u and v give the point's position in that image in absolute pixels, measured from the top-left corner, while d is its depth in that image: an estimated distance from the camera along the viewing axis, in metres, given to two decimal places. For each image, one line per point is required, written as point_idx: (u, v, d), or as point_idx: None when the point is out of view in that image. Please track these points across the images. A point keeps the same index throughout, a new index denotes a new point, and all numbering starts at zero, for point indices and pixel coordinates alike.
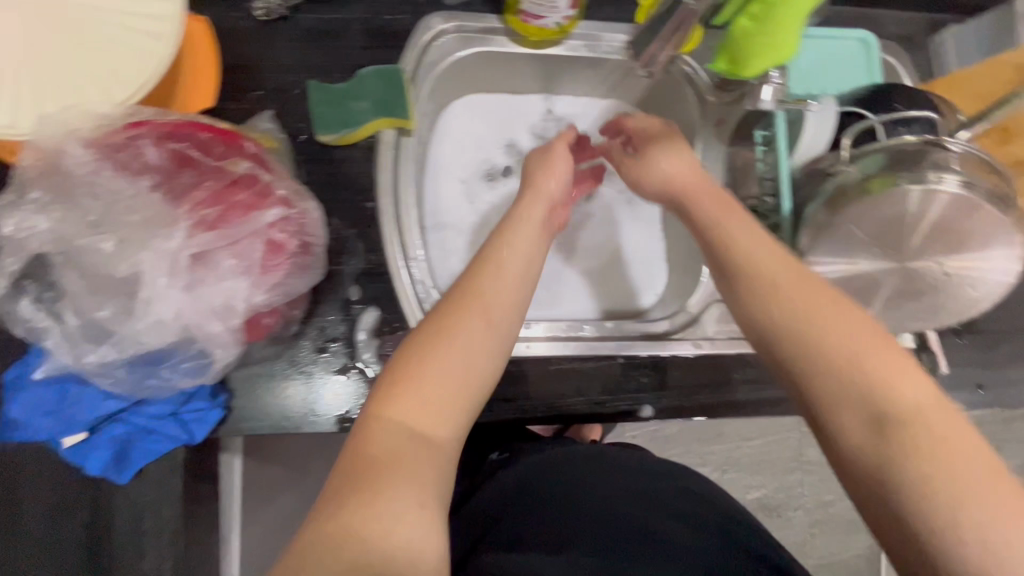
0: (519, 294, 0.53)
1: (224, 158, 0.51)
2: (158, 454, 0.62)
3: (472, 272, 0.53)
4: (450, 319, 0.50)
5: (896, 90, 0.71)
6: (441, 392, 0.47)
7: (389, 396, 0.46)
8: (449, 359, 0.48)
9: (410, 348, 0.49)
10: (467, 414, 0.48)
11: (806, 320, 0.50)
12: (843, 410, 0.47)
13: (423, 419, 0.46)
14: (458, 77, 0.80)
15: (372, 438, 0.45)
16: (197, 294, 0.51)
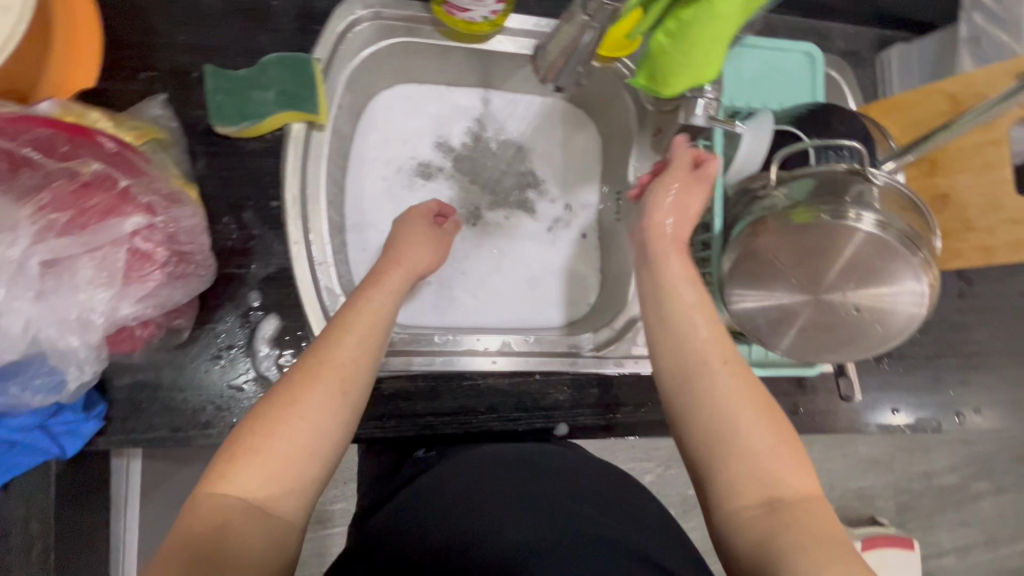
0: (371, 364, 0.51)
1: (70, 158, 0.45)
2: (25, 467, 0.57)
3: (329, 336, 0.51)
4: (299, 387, 0.47)
5: (835, 111, 0.68)
6: (283, 464, 0.45)
7: (224, 468, 0.44)
8: (294, 431, 0.45)
9: (256, 410, 0.46)
10: (304, 493, 0.46)
11: (740, 443, 0.46)
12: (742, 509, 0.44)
13: (264, 491, 0.44)
14: (382, 67, 0.74)
15: (203, 509, 0.42)
16: (51, 305, 0.46)
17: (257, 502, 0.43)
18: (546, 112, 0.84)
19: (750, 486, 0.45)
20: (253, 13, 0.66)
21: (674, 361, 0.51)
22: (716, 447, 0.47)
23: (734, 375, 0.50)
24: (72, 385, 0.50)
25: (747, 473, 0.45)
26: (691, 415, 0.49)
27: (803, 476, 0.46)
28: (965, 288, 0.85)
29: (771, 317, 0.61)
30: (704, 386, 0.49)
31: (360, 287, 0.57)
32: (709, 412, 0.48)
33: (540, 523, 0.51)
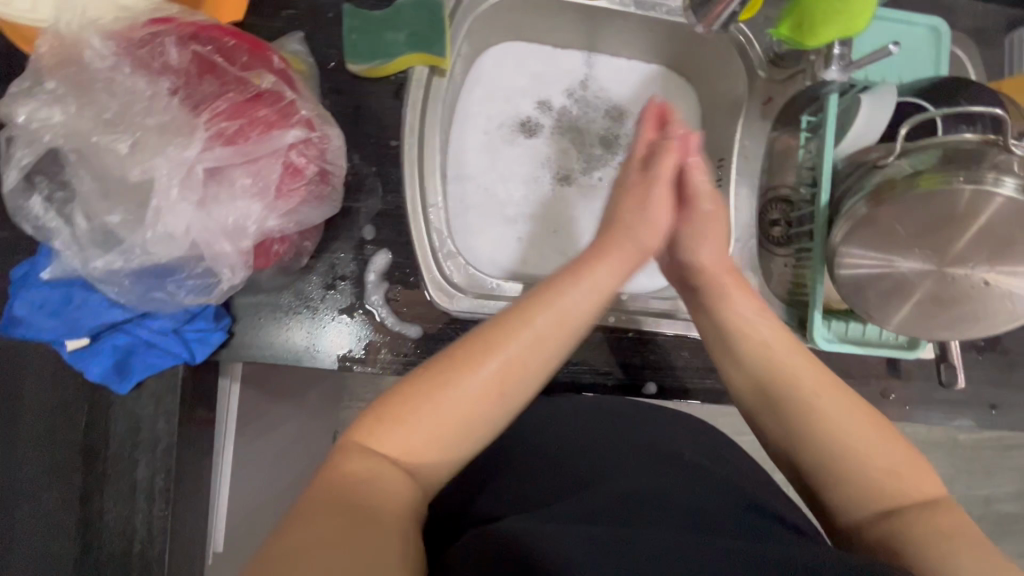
0: (547, 354, 0.49)
1: (248, 68, 0.50)
2: (158, 369, 0.62)
3: (511, 316, 0.50)
4: (465, 359, 0.47)
5: (964, 86, 0.65)
6: (433, 431, 0.45)
7: (383, 423, 0.45)
8: (452, 401, 0.46)
9: (413, 379, 0.47)
10: (437, 471, 0.46)
11: (850, 450, 0.47)
12: (851, 505, 0.46)
13: (413, 451, 0.44)
14: (497, 21, 0.76)
15: (352, 456, 0.43)
16: (211, 211, 0.50)
17: (395, 460, 0.44)
18: (648, 80, 0.84)
19: (867, 495, 0.46)
20: None
21: (767, 396, 0.53)
22: (823, 454, 0.48)
23: (830, 390, 0.50)
24: (222, 286, 0.53)
25: (858, 476, 0.47)
26: (800, 423, 0.50)
27: (919, 483, 0.46)
28: None
29: (887, 286, 0.60)
30: (798, 405, 0.50)
31: (553, 277, 0.53)
32: (809, 427, 0.49)
33: (660, 496, 0.45)
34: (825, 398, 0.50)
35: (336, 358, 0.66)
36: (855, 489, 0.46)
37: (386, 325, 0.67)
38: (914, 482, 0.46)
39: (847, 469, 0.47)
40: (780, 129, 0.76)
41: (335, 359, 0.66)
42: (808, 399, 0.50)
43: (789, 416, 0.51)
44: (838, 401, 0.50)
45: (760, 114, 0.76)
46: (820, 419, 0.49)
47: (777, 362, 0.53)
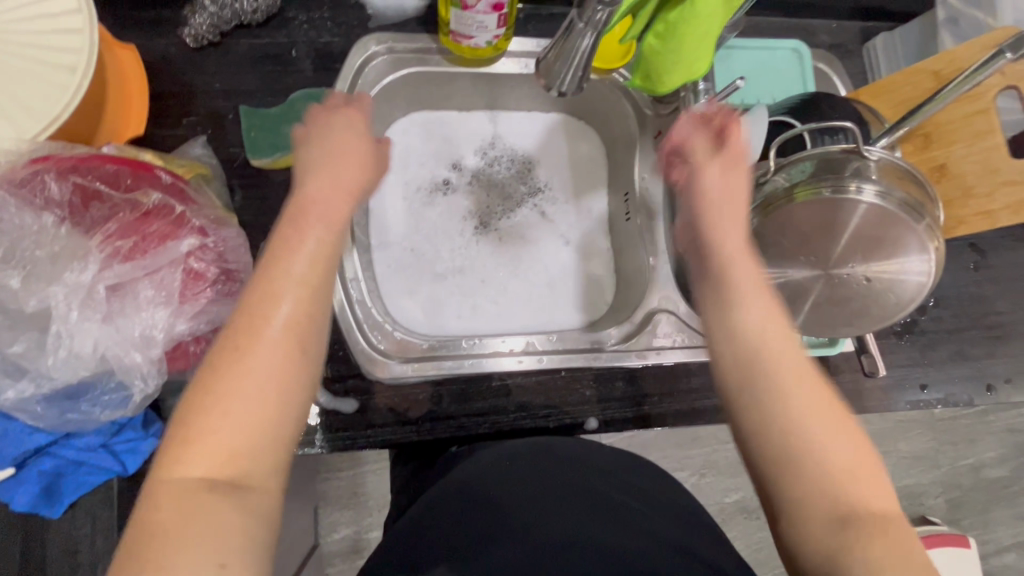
0: (314, 314, 0.44)
1: (134, 189, 0.52)
2: (91, 486, 0.61)
3: (258, 281, 0.44)
4: (230, 357, 0.41)
5: (826, 99, 0.71)
6: (239, 440, 0.40)
7: (176, 454, 0.38)
8: (239, 403, 0.40)
9: (200, 388, 0.40)
10: (279, 457, 0.41)
11: (794, 427, 0.44)
12: (807, 511, 0.42)
13: (223, 467, 0.39)
14: (394, 98, 0.80)
15: (161, 498, 0.37)
16: (116, 326, 0.51)
17: (223, 478, 0.39)
18: (552, 127, 0.89)
19: (830, 509, 0.42)
20: (278, 58, 0.73)
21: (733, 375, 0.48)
22: (773, 428, 0.45)
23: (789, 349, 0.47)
24: (137, 397, 0.53)
25: (827, 488, 0.42)
26: (751, 397, 0.46)
27: (870, 492, 0.42)
28: (980, 260, 0.86)
29: (786, 294, 0.63)
30: (760, 384, 0.46)
31: (287, 222, 0.47)
32: (767, 402, 0.45)
33: (569, 543, 0.51)
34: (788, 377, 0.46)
35: None
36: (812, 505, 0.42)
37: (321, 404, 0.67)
38: (857, 476, 0.43)
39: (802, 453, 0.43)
40: None
41: None
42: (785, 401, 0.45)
43: (754, 395, 0.46)
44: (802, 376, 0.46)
45: (653, 146, 0.81)
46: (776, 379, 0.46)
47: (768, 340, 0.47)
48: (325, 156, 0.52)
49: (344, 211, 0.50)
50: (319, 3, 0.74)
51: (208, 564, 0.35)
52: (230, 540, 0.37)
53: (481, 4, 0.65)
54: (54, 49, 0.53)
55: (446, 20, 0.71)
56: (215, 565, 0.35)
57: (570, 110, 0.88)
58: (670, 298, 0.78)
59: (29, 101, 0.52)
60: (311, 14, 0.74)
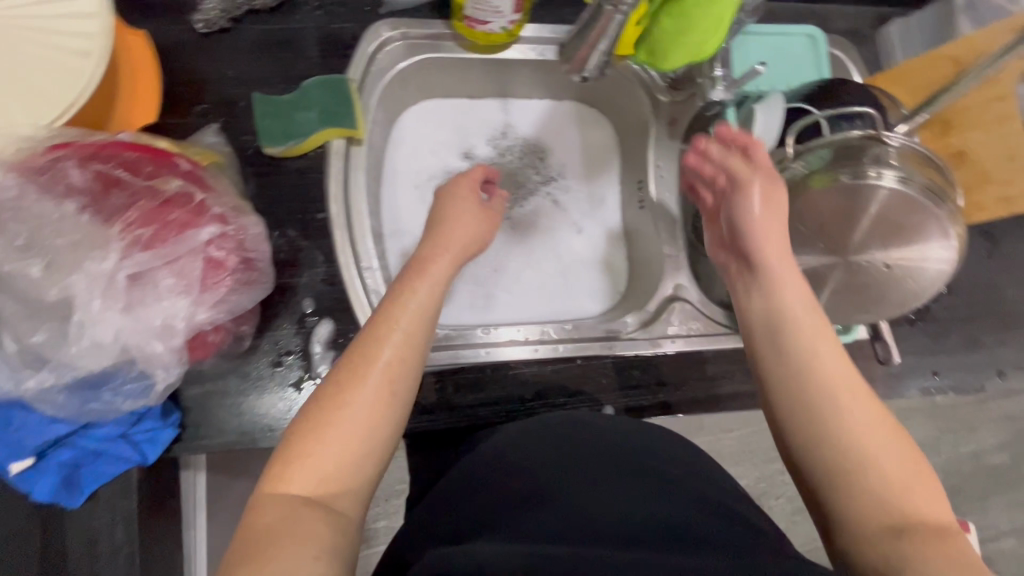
0: (412, 364, 0.50)
1: (154, 176, 0.52)
2: (110, 476, 0.61)
3: (368, 331, 0.50)
4: (340, 391, 0.47)
5: (843, 85, 0.71)
6: (335, 467, 0.44)
7: (281, 470, 0.44)
8: (341, 428, 0.45)
9: (307, 417, 0.46)
10: (362, 486, 0.46)
11: (852, 439, 0.46)
12: (854, 512, 0.44)
13: (319, 489, 0.44)
14: (406, 86, 0.79)
15: (267, 507, 0.42)
16: (137, 315, 0.51)
17: (320, 498, 0.43)
18: (564, 114, 0.89)
19: (881, 508, 0.44)
20: (289, 44, 0.72)
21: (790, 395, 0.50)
22: (823, 444, 0.47)
23: (859, 394, 0.48)
24: (159, 387, 0.53)
25: (881, 493, 0.44)
26: (784, 394, 0.50)
27: (929, 503, 0.44)
28: (992, 248, 0.86)
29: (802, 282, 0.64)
30: (834, 427, 0.47)
31: (401, 279, 0.55)
32: (797, 400, 0.49)
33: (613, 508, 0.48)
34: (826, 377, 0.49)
35: None
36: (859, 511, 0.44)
37: None
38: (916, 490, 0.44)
39: (858, 479, 0.45)
40: (690, 145, 0.80)
41: None
42: (841, 420, 0.47)
43: (823, 445, 0.47)
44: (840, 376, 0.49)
45: (668, 135, 0.80)
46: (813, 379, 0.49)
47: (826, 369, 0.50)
48: (444, 220, 0.61)
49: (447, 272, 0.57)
50: None
51: (304, 560, 0.39)
52: (325, 544, 0.40)
53: None
54: (66, 32, 0.51)
55: (461, 5, 0.70)
56: (312, 558, 0.39)
57: (582, 98, 0.88)
58: (683, 286, 0.78)
59: (44, 87, 0.51)
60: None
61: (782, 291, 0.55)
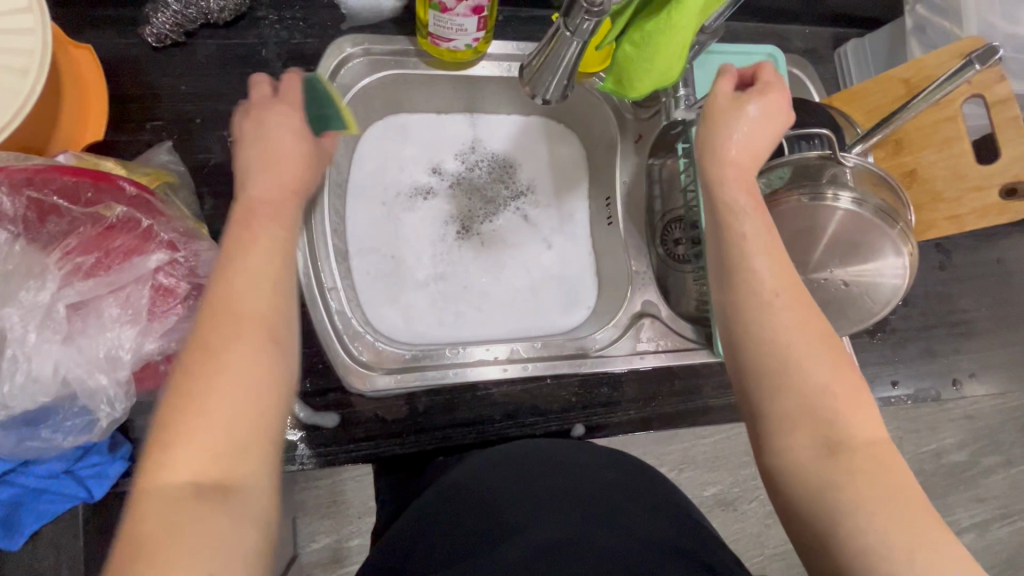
0: (281, 306, 0.45)
1: (96, 202, 0.49)
2: (52, 515, 0.58)
3: (217, 282, 0.44)
4: (210, 355, 0.41)
5: (802, 105, 0.72)
6: (223, 441, 0.39)
7: (156, 459, 0.38)
8: (221, 397, 0.40)
9: (175, 395, 0.39)
10: (265, 457, 0.41)
11: (792, 361, 0.45)
12: (794, 429, 0.44)
13: (206, 474, 0.38)
14: (371, 102, 0.78)
15: (146, 509, 0.36)
16: (79, 347, 0.48)
17: (209, 485, 0.38)
18: (534, 128, 0.88)
19: (818, 425, 0.43)
20: (247, 59, 0.70)
21: (735, 314, 0.49)
22: (767, 360, 0.46)
23: (798, 312, 0.47)
24: (103, 422, 0.50)
25: (821, 410, 0.44)
26: (756, 360, 0.47)
27: (866, 421, 0.44)
28: (945, 260, 0.89)
29: None
30: (774, 349, 0.46)
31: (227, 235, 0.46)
32: (741, 318, 0.48)
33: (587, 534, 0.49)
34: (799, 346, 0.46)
35: None
36: (791, 426, 0.44)
37: (302, 419, 0.66)
38: (848, 401, 0.44)
39: (796, 395, 0.44)
40: (656, 160, 0.81)
41: None
42: (782, 340, 0.46)
43: (758, 361, 0.46)
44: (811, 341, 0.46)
45: (635, 150, 0.81)
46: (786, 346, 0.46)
47: (761, 287, 0.48)
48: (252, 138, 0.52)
49: (289, 212, 0.50)
50: (291, 3, 0.71)
51: None
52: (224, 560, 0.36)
53: (460, 6, 0.63)
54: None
55: (424, 22, 0.69)
56: None
57: (550, 113, 0.88)
58: (651, 301, 0.78)
59: None
60: (282, 14, 0.71)
61: (738, 219, 0.51)
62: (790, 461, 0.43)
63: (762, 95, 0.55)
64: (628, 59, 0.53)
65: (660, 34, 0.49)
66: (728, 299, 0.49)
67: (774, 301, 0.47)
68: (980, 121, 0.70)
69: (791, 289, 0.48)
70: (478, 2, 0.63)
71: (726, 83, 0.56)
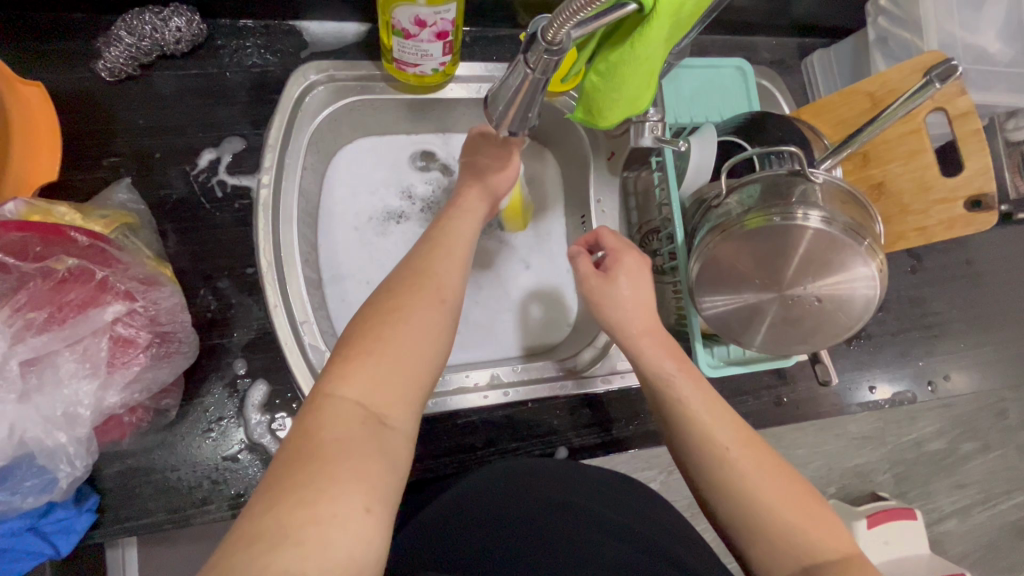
0: (467, 281, 0.52)
1: (45, 257, 0.47)
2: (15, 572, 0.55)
3: (423, 252, 0.52)
4: (403, 299, 0.47)
5: (770, 119, 0.73)
6: (392, 373, 0.44)
7: (340, 372, 0.43)
8: (404, 336, 0.45)
9: (365, 329, 0.45)
10: (420, 405, 0.45)
11: (755, 498, 0.48)
12: (779, 561, 0.47)
13: (377, 398, 0.42)
14: (338, 128, 0.76)
15: (324, 417, 0.41)
16: (35, 404, 0.46)
17: (374, 411, 0.42)
18: None
19: (798, 554, 0.46)
20: (207, 89, 0.68)
21: (692, 459, 0.52)
22: (728, 499, 0.49)
23: (749, 447, 0.50)
24: (64, 482, 0.48)
25: (791, 536, 0.47)
26: (727, 505, 0.49)
27: (836, 535, 0.47)
28: (917, 264, 0.90)
29: (743, 316, 0.65)
30: (741, 489, 0.49)
31: (439, 216, 0.58)
32: (703, 464, 0.51)
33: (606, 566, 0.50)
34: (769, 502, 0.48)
35: (229, 507, 0.61)
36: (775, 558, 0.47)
37: None
38: (813, 518, 0.47)
39: (772, 534, 0.47)
40: (630, 174, 0.81)
41: (228, 509, 0.61)
42: (744, 479, 0.49)
43: (725, 506, 0.49)
44: (775, 484, 0.49)
45: (608, 168, 0.81)
46: (760, 505, 0.48)
47: (711, 432, 0.51)
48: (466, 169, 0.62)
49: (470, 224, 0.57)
50: (251, 29, 0.70)
51: (356, 504, 0.36)
52: (376, 487, 0.38)
53: (424, 32, 0.62)
54: None
55: (388, 47, 0.67)
56: (363, 508, 0.37)
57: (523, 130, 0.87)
58: None
59: None
60: (242, 42, 0.69)
61: (670, 377, 0.54)
62: None
63: (621, 264, 0.60)
64: (593, 90, 0.52)
65: (622, 63, 0.49)
66: (682, 445, 0.53)
67: (722, 442, 0.50)
68: (942, 131, 0.71)
69: (733, 421, 0.52)
70: (443, 28, 0.62)
71: (584, 262, 0.60)
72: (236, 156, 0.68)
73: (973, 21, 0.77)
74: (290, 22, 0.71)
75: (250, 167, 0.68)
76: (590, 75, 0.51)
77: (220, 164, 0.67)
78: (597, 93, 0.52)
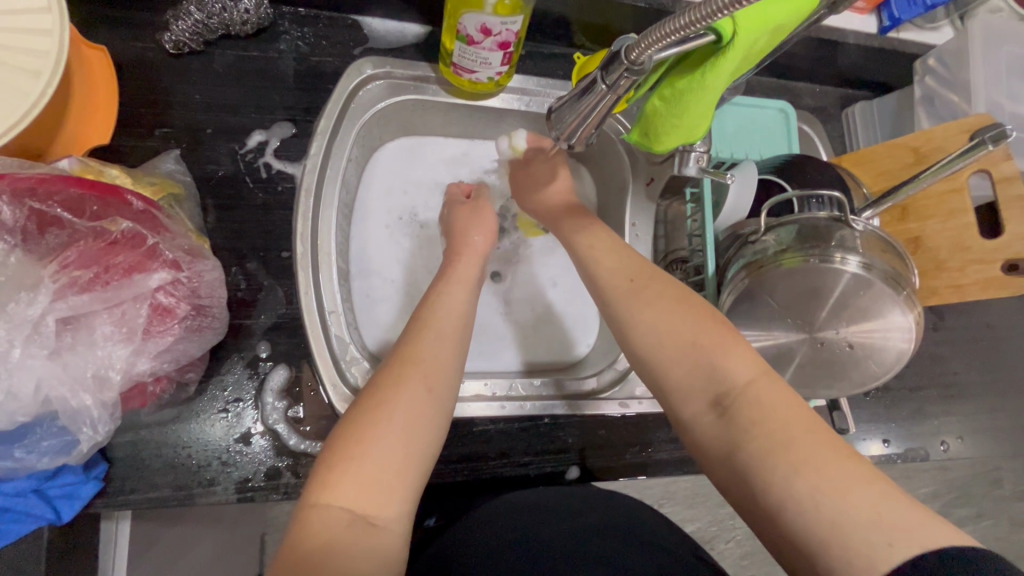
0: (456, 356, 0.53)
1: (100, 218, 0.48)
2: (15, 534, 0.54)
3: (411, 334, 0.53)
4: (389, 390, 0.48)
5: (812, 163, 0.73)
6: (378, 472, 0.44)
7: (324, 480, 0.43)
8: (387, 433, 0.46)
9: (349, 426, 0.46)
10: (409, 495, 0.46)
11: (660, 337, 0.54)
12: (692, 400, 0.51)
13: (365, 501, 0.43)
14: (383, 124, 0.77)
15: (312, 529, 0.42)
16: (64, 361, 0.46)
17: (361, 513, 0.43)
18: None
19: (701, 386, 0.50)
20: (265, 72, 0.68)
21: (608, 314, 0.59)
22: (642, 347, 0.55)
23: (652, 293, 0.57)
24: (84, 446, 0.48)
25: (692, 360, 0.51)
26: (643, 353, 0.55)
27: (741, 359, 0.50)
28: (938, 321, 0.91)
29: (772, 355, 0.65)
30: (657, 342, 0.54)
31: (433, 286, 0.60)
32: (617, 312, 0.58)
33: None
34: (666, 333, 0.53)
35: (235, 492, 0.60)
36: (688, 397, 0.51)
37: (290, 446, 0.62)
38: (709, 335, 0.52)
39: (677, 365, 0.52)
40: (664, 202, 0.83)
41: (234, 493, 0.60)
42: (656, 328, 0.54)
43: (638, 349, 0.55)
44: (676, 314, 0.54)
45: (645, 194, 0.81)
46: (665, 342, 0.53)
47: (615, 283, 0.59)
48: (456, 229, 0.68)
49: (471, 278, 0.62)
50: (314, 20, 0.71)
51: None
52: None
53: (487, 41, 0.63)
54: (17, 50, 0.49)
55: (448, 51, 0.68)
56: None
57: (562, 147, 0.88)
58: None
59: None
60: (303, 30, 0.70)
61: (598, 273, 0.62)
62: (703, 435, 0.50)
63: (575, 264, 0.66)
64: (654, 115, 0.53)
65: (687, 91, 0.50)
66: (606, 311, 0.59)
67: (630, 295, 0.57)
68: (983, 193, 0.72)
69: (631, 267, 0.60)
70: (506, 38, 0.63)
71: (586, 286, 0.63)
72: (284, 141, 0.68)
73: (1019, 92, 0.79)
74: (353, 17, 0.72)
75: (296, 153, 0.68)
76: (653, 99, 0.53)
77: (268, 146, 0.67)
78: (658, 118, 0.54)
